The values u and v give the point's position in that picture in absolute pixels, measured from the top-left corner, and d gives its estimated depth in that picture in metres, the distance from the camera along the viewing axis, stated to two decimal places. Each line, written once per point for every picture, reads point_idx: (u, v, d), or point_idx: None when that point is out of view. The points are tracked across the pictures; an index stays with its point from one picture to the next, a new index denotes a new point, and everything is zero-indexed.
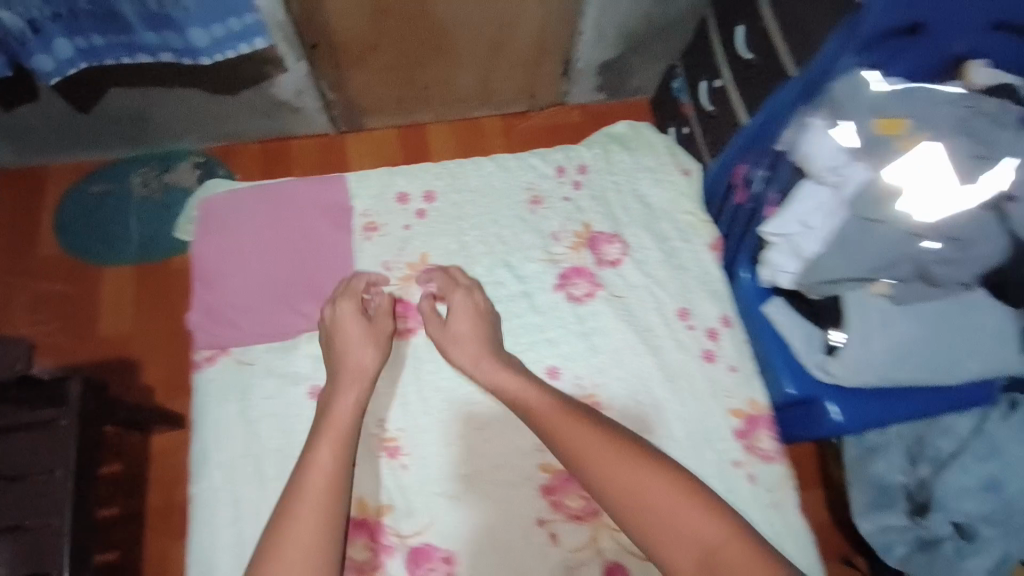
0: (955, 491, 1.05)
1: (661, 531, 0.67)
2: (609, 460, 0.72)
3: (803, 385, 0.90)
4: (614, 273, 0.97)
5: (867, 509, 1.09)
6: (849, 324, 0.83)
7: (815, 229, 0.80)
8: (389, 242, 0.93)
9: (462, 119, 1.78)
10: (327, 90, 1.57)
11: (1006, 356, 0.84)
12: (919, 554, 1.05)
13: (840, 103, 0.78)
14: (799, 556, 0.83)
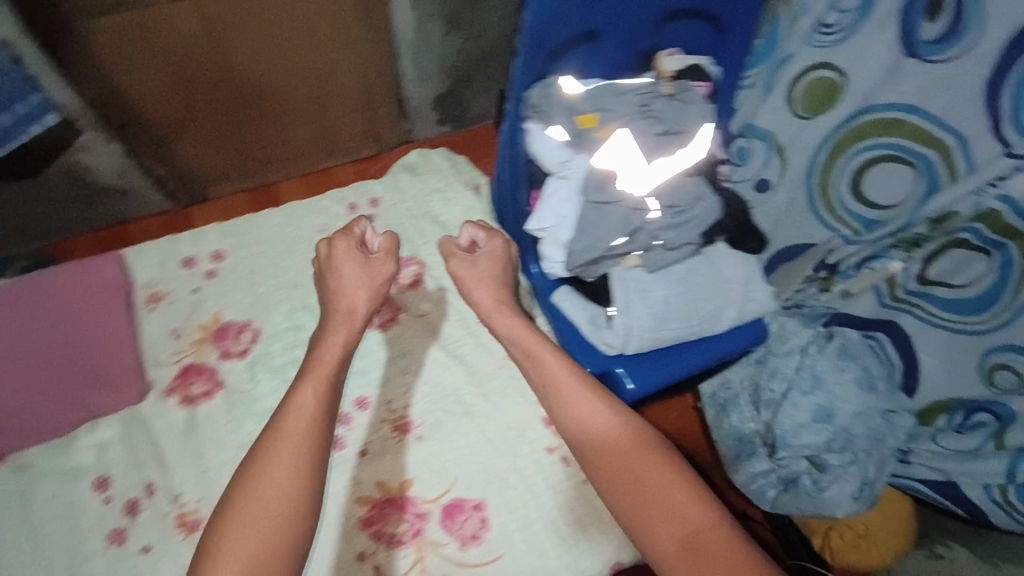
0: (795, 430, 1.34)
1: (655, 517, 0.77)
2: (624, 453, 0.82)
3: (595, 361, 0.96)
4: (416, 295, 1.06)
5: (740, 462, 1.44)
6: (615, 296, 0.92)
7: (567, 218, 0.92)
8: (175, 310, 1.02)
9: (311, 168, 1.98)
10: (153, 166, 1.73)
11: (755, 298, 0.96)
12: (783, 491, 1.39)
13: (545, 108, 0.89)
14: (604, 529, 0.91)
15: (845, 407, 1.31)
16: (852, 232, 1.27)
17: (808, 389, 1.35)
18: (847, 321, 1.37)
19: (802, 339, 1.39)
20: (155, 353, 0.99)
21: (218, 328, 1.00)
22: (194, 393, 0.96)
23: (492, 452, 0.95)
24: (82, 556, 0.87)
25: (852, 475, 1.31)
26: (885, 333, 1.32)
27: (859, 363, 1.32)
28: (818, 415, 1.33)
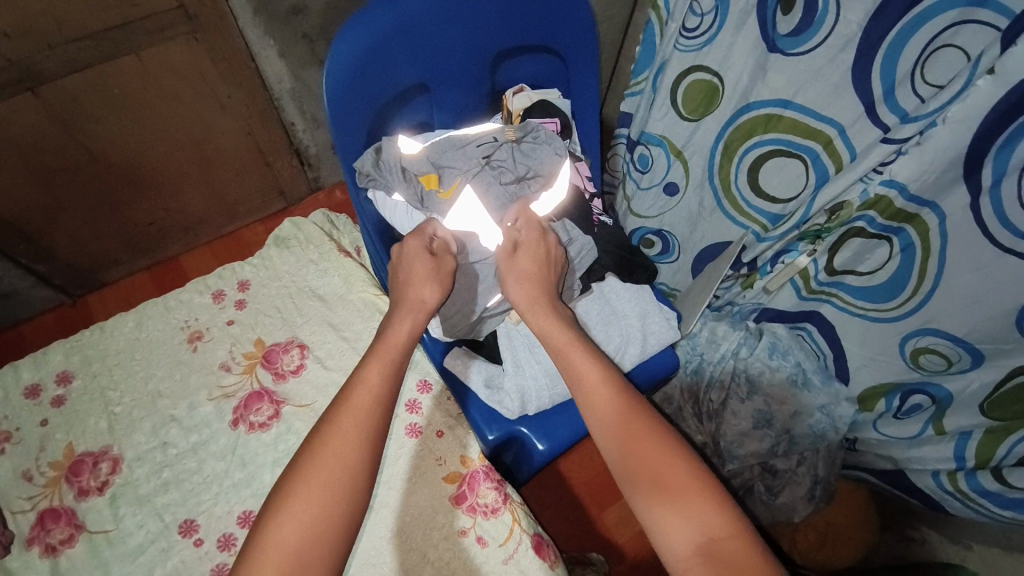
0: (738, 436, 1.28)
1: (667, 502, 0.66)
2: (637, 425, 0.71)
3: (500, 428, 0.89)
4: (297, 381, 0.98)
5: None
6: (503, 356, 0.89)
7: None
8: (24, 449, 0.92)
9: (213, 235, 1.92)
10: (34, 265, 1.61)
11: (655, 330, 0.91)
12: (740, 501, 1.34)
13: (380, 178, 0.84)
14: None
15: (784, 407, 1.27)
16: (762, 228, 1.26)
17: (746, 395, 1.29)
18: (774, 316, 1.35)
19: (733, 343, 1.34)
20: (5, 499, 0.88)
21: (71, 464, 0.91)
22: (57, 542, 0.85)
23: (402, 543, 0.88)
24: None
25: (804, 475, 1.28)
26: (812, 324, 1.28)
27: (789, 359, 1.30)
28: (758, 421, 1.28)
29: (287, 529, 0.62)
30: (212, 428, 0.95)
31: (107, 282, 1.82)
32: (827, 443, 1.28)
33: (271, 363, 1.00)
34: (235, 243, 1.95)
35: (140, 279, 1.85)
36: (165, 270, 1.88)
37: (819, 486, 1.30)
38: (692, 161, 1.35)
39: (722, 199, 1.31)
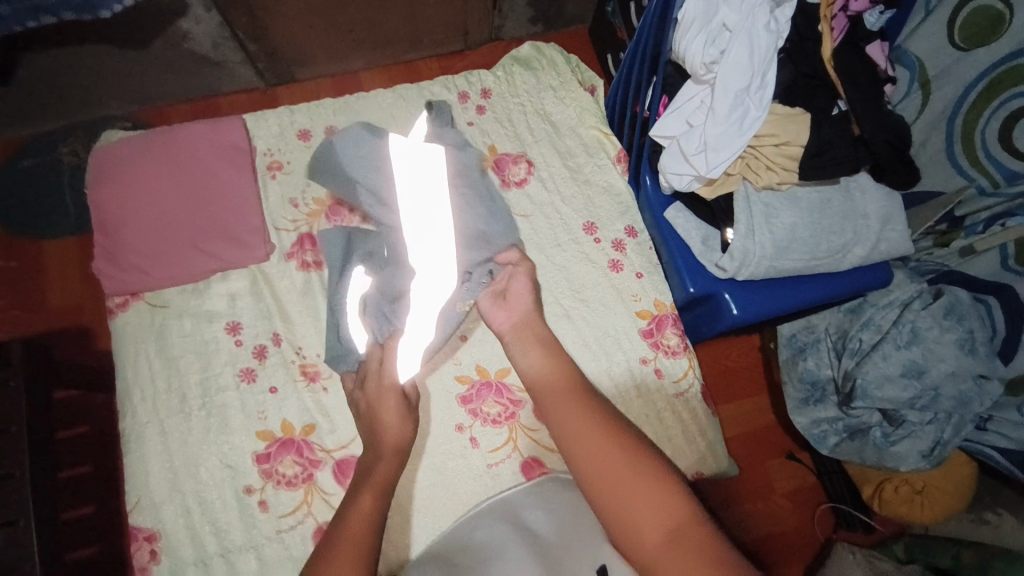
0: (876, 379, 1.16)
1: (619, 488, 0.60)
2: (576, 409, 0.70)
3: (702, 283, 0.92)
4: (520, 193, 1.00)
5: (799, 406, 1.28)
6: (736, 218, 0.87)
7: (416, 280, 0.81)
8: (293, 179, 0.95)
9: (394, 61, 1.43)
10: (247, 41, 1.22)
11: (889, 237, 0.90)
12: (847, 441, 1.24)
13: (667, 132, 0.88)
14: (693, 442, 0.92)
15: (940, 366, 1.12)
16: (991, 184, 1.05)
17: (904, 343, 1.14)
18: (956, 281, 1.17)
19: (905, 293, 1.18)
20: (272, 216, 0.94)
21: (331, 203, 0.95)
22: (311, 261, 0.91)
23: (592, 356, 0.92)
24: (216, 389, 0.85)
25: (929, 433, 1.16)
26: (997, 298, 1.12)
27: (963, 324, 1.11)
28: (907, 370, 1.14)
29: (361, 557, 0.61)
30: None
31: (297, 80, 1.40)
32: (967, 413, 1.13)
33: (500, 169, 1.00)
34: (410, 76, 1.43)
35: (324, 86, 1.41)
36: (348, 81, 1.43)
37: (940, 449, 1.16)
38: (936, 96, 1.08)
39: (957, 147, 1.07)
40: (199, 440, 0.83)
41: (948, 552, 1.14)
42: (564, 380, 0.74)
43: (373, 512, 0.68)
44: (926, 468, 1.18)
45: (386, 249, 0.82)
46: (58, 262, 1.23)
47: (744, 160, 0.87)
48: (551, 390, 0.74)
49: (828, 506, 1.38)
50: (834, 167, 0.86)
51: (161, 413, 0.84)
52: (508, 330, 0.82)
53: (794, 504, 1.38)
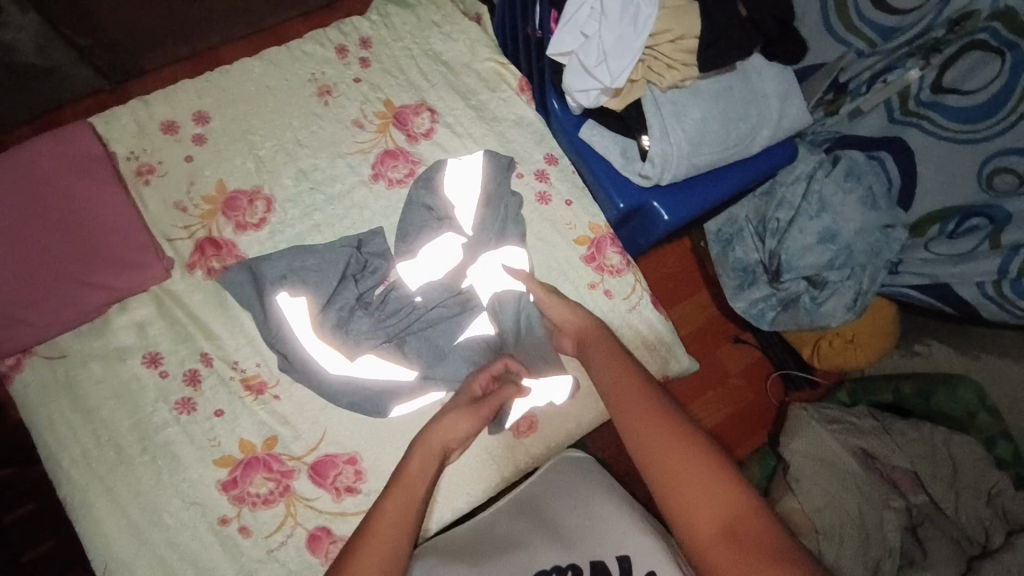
0: (799, 250, 1.24)
1: (673, 458, 0.60)
2: (627, 384, 0.68)
3: (631, 196, 0.93)
4: (430, 144, 0.93)
5: (734, 292, 1.34)
6: (648, 123, 0.86)
7: (369, 329, 0.82)
8: (173, 181, 0.84)
9: (256, 29, 1.24)
10: (75, 36, 1.02)
11: (790, 113, 0.93)
12: (782, 312, 1.32)
13: (564, 49, 0.84)
14: (655, 350, 0.94)
15: (849, 225, 1.20)
16: (869, 45, 1.14)
17: (815, 212, 1.22)
18: (849, 144, 1.23)
19: (808, 165, 1.24)
20: (160, 228, 0.83)
21: (225, 199, 0.85)
22: (218, 267, 0.82)
23: None
24: (154, 428, 0.77)
25: (849, 287, 1.24)
26: (888, 152, 1.19)
27: (863, 183, 1.19)
28: (822, 237, 1.22)
29: (394, 514, 0.63)
30: (349, 183, 0.90)
31: (148, 71, 1.18)
32: (879, 262, 1.23)
33: (402, 123, 0.93)
34: (275, 42, 1.27)
35: (181, 71, 1.20)
36: (208, 61, 1.23)
37: (861, 298, 1.25)
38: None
39: (832, 20, 1.13)
40: (153, 484, 0.76)
41: (890, 387, 1.28)
42: (633, 375, 0.69)
43: (426, 468, 0.68)
44: (852, 318, 1.27)
45: (385, 290, 0.85)
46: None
47: (645, 63, 0.85)
48: (624, 387, 0.68)
49: (777, 374, 1.51)
50: (734, 50, 0.84)
51: (99, 469, 0.75)
52: (571, 339, 0.80)
53: (748, 381, 1.50)
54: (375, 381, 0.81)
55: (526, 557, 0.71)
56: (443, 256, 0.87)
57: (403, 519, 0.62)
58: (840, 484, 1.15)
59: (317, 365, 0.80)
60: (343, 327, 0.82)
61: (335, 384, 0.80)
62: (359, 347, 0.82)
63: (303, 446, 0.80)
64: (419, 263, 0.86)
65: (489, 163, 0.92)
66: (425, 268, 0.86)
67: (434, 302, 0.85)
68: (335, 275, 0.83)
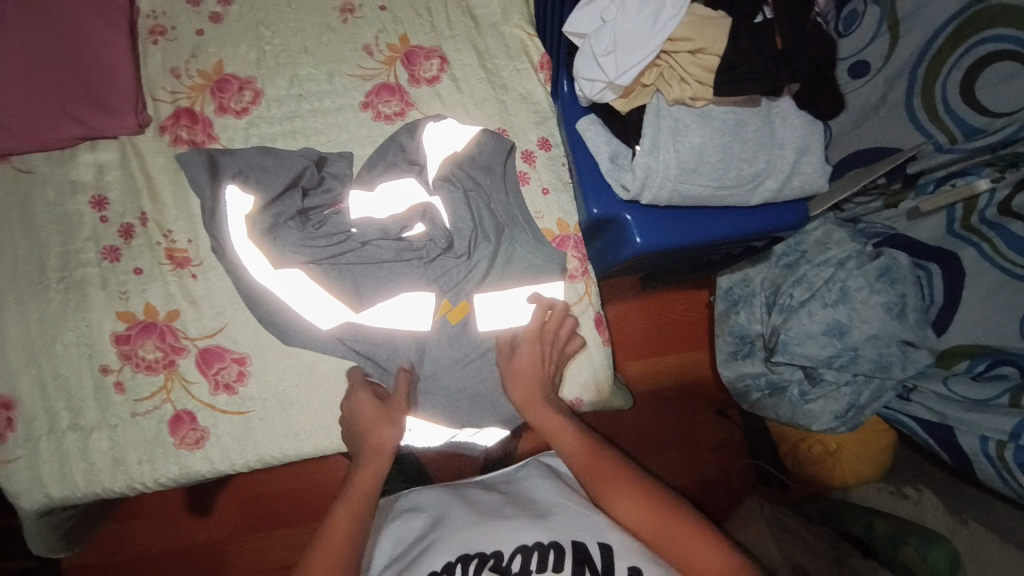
0: (801, 334, 1.13)
1: (663, 537, 0.59)
2: (604, 466, 0.68)
3: (606, 204, 0.87)
4: (429, 91, 0.92)
5: (729, 360, 1.29)
6: (644, 131, 0.79)
7: (297, 240, 0.82)
8: (176, 48, 0.87)
9: None
10: None
11: (803, 171, 0.83)
12: (767, 396, 1.23)
13: (580, 29, 0.80)
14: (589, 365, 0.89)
15: (863, 327, 1.09)
16: (948, 140, 0.95)
17: (831, 301, 1.12)
18: (899, 245, 1.11)
19: (843, 252, 1.14)
20: (150, 87, 0.86)
21: (218, 80, 0.87)
22: (186, 138, 0.85)
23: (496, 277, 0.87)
24: (77, 263, 0.80)
25: (844, 394, 1.14)
26: (938, 267, 1.06)
27: (895, 288, 1.07)
28: (829, 328, 1.11)
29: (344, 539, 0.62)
30: (338, 102, 0.90)
31: None
32: (886, 377, 1.10)
33: (410, 63, 0.92)
34: None
35: None
36: None
37: (854, 410, 1.14)
38: (902, 41, 0.95)
39: (917, 103, 0.96)
40: (58, 315, 0.79)
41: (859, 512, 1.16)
42: (591, 446, 0.71)
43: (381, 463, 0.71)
44: (840, 429, 1.16)
45: (330, 212, 0.85)
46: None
47: (659, 68, 0.79)
48: (586, 460, 0.69)
49: (749, 461, 1.41)
50: (751, 81, 0.76)
51: (19, 282, 0.79)
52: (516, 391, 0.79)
53: (714, 457, 1.40)
54: (285, 292, 0.81)
55: (499, 529, 0.64)
56: (396, 200, 0.86)
57: (348, 531, 0.63)
58: None
59: (242, 264, 0.81)
60: (274, 228, 0.81)
61: (246, 287, 0.81)
62: (281, 251, 0.81)
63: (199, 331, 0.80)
64: (374, 197, 0.86)
65: (485, 137, 0.88)
66: (375, 202, 0.86)
67: (370, 239, 0.84)
68: (281, 181, 0.82)
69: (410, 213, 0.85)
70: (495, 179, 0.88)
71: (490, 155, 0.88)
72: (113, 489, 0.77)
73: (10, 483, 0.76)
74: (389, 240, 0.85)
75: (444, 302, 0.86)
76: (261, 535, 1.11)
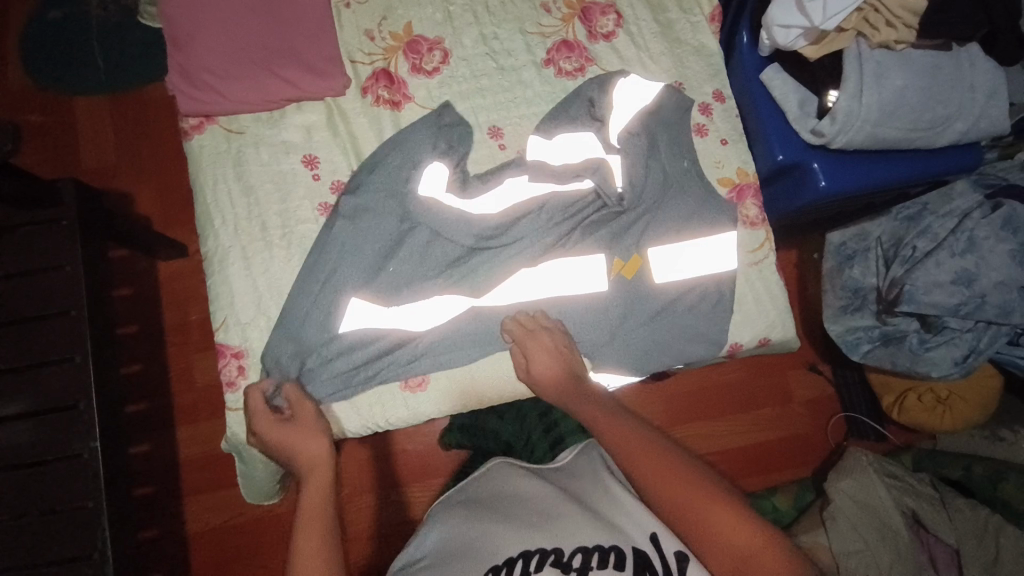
0: (929, 283, 1.07)
1: (690, 506, 0.52)
2: (631, 441, 0.59)
3: (793, 151, 0.90)
4: (607, 47, 0.93)
5: (837, 313, 1.22)
6: (846, 75, 0.82)
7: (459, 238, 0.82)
8: (369, 10, 0.89)
9: None
10: None
11: (992, 114, 0.87)
12: (879, 347, 1.18)
13: None
14: (777, 303, 0.91)
15: (991, 274, 1.05)
16: None
17: (960, 251, 1.07)
18: None
19: (964, 203, 1.12)
20: (346, 48, 0.88)
21: (409, 40, 0.89)
22: (386, 98, 0.87)
23: (681, 223, 0.87)
24: (296, 219, 0.83)
25: (965, 340, 1.11)
26: None
27: (1017, 236, 1.07)
28: (958, 278, 1.06)
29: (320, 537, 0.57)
30: (521, 60, 0.92)
31: None
32: (1005, 323, 1.08)
33: (587, 18, 0.93)
34: None
35: None
36: None
37: (973, 356, 1.11)
38: None
39: None
40: (284, 270, 0.81)
41: (960, 463, 1.16)
42: (631, 431, 0.60)
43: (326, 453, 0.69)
44: (955, 376, 1.13)
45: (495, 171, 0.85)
46: (87, 120, 1.26)
47: (862, 13, 0.81)
48: (626, 441, 0.59)
49: (841, 416, 1.40)
50: (947, 27, 0.82)
51: (243, 238, 0.82)
52: (536, 381, 0.77)
53: (810, 412, 1.39)
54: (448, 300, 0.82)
55: (506, 527, 0.61)
56: (572, 154, 0.87)
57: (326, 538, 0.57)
58: (879, 537, 1.06)
59: (391, 279, 0.81)
60: (436, 229, 0.82)
61: (370, 341, 0.80)
62: (444, 256, 0.82)
63: (336, 380, 0.80)
64: (552, 148, 0.87)
65: (668, 96, 0.90)
66: (551, 155, 0.87)
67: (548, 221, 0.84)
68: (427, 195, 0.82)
69: (583, 165, 0.85)
70: (675, 138, 0.90)
71: (673, 112, 0.90)
72: (346, 431, 0.81)
73: (248, 428, 0.78)
74: (563, 194, 0.85)
75: (615, 261, 0.86)
76: (418, 498, 1.14)
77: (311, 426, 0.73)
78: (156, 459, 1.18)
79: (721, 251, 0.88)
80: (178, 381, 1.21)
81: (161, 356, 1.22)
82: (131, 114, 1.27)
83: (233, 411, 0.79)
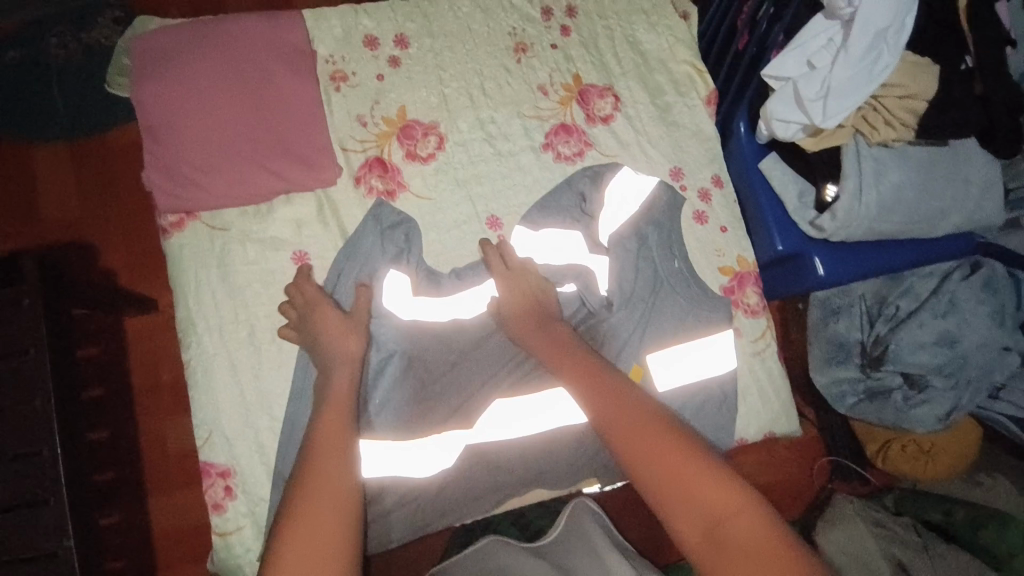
0: (919, 344, 1.03)
1: (673, 478, 0.55)
2: (623, 417, 0.61)
3: (792, 242, 0.89)
4: (606, 130, 0.91)
5: (823, 364, 1.11)
6: (846, 171, 0.83)
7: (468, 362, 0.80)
8: (361, 94, 0.85)
9: None
10: None
11: (986, 208, 0.88)
12: (865, 402, 1.09)
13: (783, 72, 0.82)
14: (779, 390, 0.90)
15: (973, 335, 1.02)
16: None
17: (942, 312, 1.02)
18: None
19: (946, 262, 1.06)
20: (337, 135, 0.84)
21: (403, 125, 0.86)
22: (380, 189, 0.83)
23: (679, 316, 0.86)
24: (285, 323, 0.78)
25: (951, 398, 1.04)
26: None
27: (997, 298, 1.04)
28: (942, 338, 1.02)
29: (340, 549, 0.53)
30: (519, 144, 0.89)
31: None
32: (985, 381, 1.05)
33: (584, 102, 0.91)
34: None
35: None
36: None
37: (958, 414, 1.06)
38: None
39: None
40: (272, 377, 0.77)
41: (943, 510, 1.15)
42: (626, 405, 0.62)
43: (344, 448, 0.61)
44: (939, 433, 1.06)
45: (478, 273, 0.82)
46: (46, 167, 1.15)
47: (862, 112, 0.82)
48: (617, 409, 0.61)
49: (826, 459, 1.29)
50: (952, 130, 0.80)
51: (228, 344, 0.77)
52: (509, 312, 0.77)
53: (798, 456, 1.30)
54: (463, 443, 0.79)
55: None
56: (558, 252, 0.85)
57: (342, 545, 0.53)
58: None
59: (409, 418, 0.78)
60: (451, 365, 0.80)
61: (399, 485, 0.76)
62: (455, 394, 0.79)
63: (404, 533, 0.78)
64: (540, 244, 0.85)
65: (661, 193, 0.90)
66: (535, 251, 0.84)
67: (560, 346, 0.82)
68: (410, 311, 0.79)
69: (565, 270, 0.84)
70: (666, 236, 0.88)
71: (664, 211, 0.89)
72: (390, 540, 0.78)
73: (234, 554, 0.74)
74: None
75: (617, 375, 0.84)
76: None
77: (345, 321, 0.73)
78: (125, 540, 1.10)
79: (717, 352, 0.87)
80: (149, 448, 1.13)
81: (130, 421, 1.13)
82: (94, 157, 1.16)
83: (218, 534, 0.74)
